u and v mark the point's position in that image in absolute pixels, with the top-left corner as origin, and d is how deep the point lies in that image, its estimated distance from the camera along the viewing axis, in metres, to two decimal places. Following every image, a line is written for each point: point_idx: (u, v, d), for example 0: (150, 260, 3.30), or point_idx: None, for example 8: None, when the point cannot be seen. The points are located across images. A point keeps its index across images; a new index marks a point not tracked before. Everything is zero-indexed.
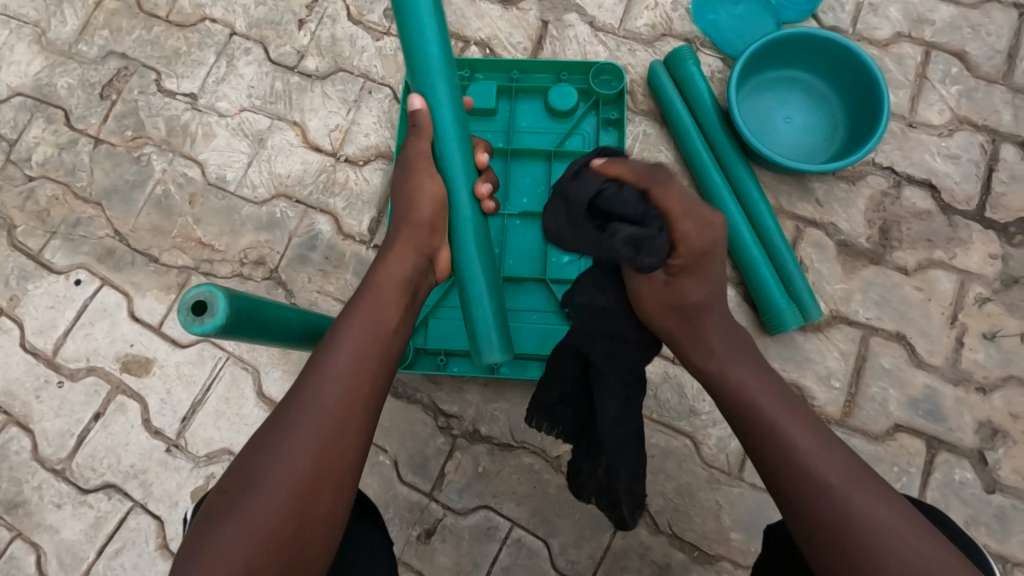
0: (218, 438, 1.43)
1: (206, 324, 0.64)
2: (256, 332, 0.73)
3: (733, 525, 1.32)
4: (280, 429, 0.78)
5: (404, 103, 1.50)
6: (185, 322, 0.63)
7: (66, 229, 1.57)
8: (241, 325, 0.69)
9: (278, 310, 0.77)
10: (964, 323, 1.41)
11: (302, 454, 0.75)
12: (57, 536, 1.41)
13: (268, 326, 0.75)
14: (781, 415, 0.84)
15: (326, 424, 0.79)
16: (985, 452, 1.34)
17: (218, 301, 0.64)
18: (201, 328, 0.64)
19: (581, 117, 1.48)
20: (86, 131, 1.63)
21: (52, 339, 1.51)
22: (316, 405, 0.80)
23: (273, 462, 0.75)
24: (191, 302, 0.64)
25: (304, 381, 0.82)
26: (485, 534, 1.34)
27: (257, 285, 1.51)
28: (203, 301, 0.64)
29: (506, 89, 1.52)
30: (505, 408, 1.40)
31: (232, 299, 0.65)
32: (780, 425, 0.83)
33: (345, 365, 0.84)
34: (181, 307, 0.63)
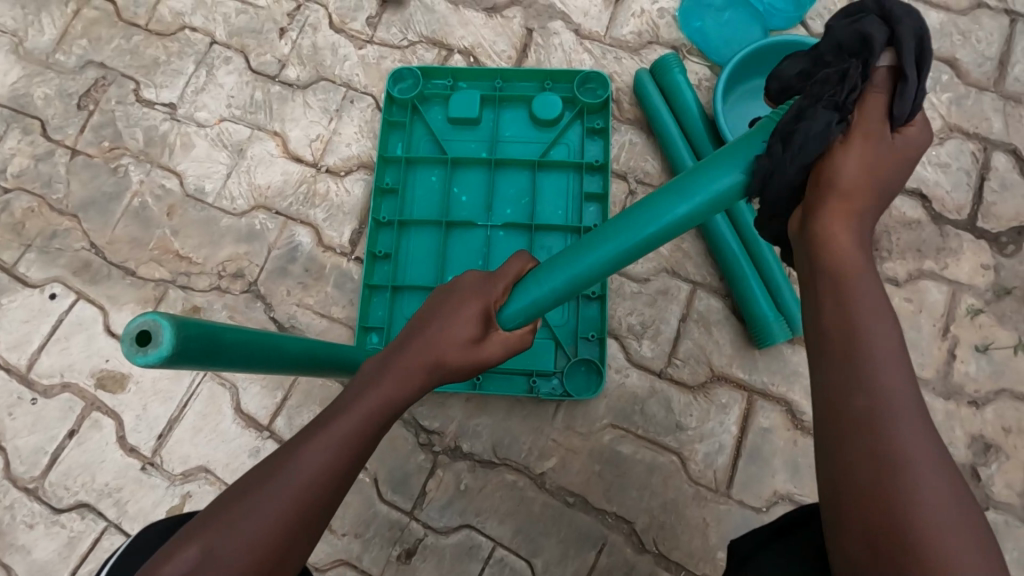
0: (195, 456, 1.39)
1: (151, 354, 0.61)
2: (212, 360, 0.70)
3: (720, 543, 1.29)
4: (254, 503, 0.64)
5: (386, 112, 1.48)
6: (129, 353, 0.60)
7: (42, 241, 1.54)
8: (193, 354, 0.66)
9: (237, 335, 0.74)
10: (955, 335, 1.38)
11: (268, 538, 0.63)
12: (28, 557, 1.38)
13: (226, 352, 0.72)
14: (893, 395, 0.61)
15: (307, 515, 0.67)
16: (977, 467, 1.32)
17: (164, 330, 0.61)
18: (146, 359, 0.61)
19: (566, 127, 1.45)
20: (63, 141, 1.61)
21: (26, 354, 1.48)
22: (303, 490, 0.66)
23: (235, 535, 0.62)
24: (136, 331, 0.61)
25: (300, 451, 0.68)
26: (467, 553, 1.31)
27: (236, 299, 1.48)
28: (149, 331, 0.61)
29: (489, 98, 1.50)
30: (488, 424, 1.37)
31: (180, 328, 0.63)
32: (875, 401, 0.60)
33: (349, 439, 0.70)
34: (125, 337, 0.60)
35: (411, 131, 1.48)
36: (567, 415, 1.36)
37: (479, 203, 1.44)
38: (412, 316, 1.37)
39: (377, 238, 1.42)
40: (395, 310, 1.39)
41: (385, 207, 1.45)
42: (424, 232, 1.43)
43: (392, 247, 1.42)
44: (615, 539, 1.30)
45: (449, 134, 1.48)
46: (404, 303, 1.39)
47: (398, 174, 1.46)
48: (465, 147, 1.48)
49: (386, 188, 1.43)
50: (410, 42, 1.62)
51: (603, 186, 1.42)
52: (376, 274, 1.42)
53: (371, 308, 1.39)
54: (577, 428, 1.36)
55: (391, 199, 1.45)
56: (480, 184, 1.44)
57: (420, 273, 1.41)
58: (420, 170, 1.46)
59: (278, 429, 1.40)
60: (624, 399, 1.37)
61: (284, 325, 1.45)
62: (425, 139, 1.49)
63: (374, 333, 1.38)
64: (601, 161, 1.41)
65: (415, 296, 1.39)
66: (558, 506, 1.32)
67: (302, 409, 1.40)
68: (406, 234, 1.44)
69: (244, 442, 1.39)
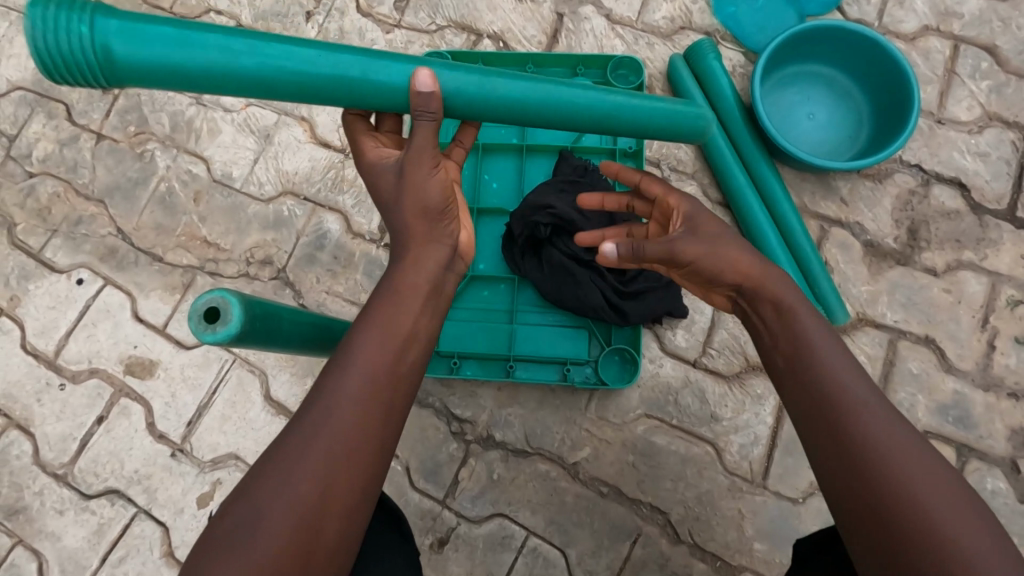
0: (224, 444, 1.38)
1: (219, 331, 0.63)
2: (263, 337, 0.73)
3: (756, 535, 1.28)
4: (299, 443, 0.66)
5: None
6: (197, 329, 0.62)
7: (67, 227, 1.53)
8: (251, 332, 0.69)
9: (286, 316, 0.77)
10: (995, 327, 1.36)
11: (313, 467, 0.65)
12: (59, 544, 1.37)
13: (277, 333, 0.75)
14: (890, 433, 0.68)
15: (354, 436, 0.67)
16: (1017, 460, 1.30)
17: (233, 308, 0.64)
18: (214, 335, 0.63)
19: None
20: (87, 126, 1.59)
21: (54, 340, 1.47)
22: (336, 412, 0.68)
23: (265, 500, 0.63)
24: (204, 309, 0.63)
25: (326, 386, 0.70)
26: (500, 543, 1.30)
27: (265, 286, 1.46)
28: (216, 308, 0.64)
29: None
30: (520, 413, 1.36)
31: (245, 306, 0.65)
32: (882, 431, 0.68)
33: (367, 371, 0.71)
34: (193, 314, 0.63)
35: None
36: (600, 405, 1.35)
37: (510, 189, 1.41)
38: None
39: None
40: None
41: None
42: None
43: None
44: (649, 530, 1.29)
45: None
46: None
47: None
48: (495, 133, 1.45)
49: None
50: (438, 26, 1.59)
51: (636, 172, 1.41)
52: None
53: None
54: (610, 418, 1.35)
55: None
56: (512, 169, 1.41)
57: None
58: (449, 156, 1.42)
59: None
60: (657, 389, 1.35)
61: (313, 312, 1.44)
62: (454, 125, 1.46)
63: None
64: (635, 148, 1.39)
65: None
66: (592, 497, 1.31)
67: None
68: None
69: (274, 430, 1.38)
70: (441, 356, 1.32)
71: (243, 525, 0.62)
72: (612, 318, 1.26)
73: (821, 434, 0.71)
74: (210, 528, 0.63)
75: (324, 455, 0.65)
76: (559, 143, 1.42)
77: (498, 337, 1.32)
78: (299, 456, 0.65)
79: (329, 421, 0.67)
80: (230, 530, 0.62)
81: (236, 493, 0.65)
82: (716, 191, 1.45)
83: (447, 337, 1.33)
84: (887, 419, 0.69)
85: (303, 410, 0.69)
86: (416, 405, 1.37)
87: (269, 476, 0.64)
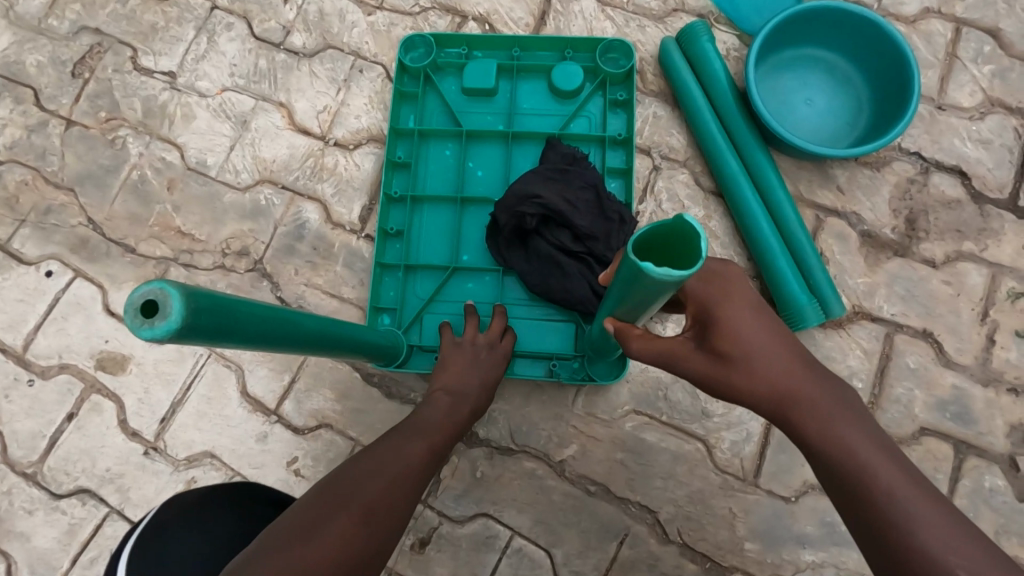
0: (199, 441, 1.34)
1: (158, 327, 0.55)
2: (222, 337, 0.65)
3: (748, 535, 1.24)
4: (321, 529, 0.70)
5: (397, 82, 1.40)
6: (132, 326, 0.54)
7: (36, 216, 1.47)
8: (203, 329, 0.60)
9: (246, 307, 0.68)
10: (995, 320, 1.32)
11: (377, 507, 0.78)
12: (28, 545, 1.33)
13: (235, 329, 0.66)
14: (904, 496, 0.67)
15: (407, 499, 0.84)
16: (1016, 457, 1.26)
17: (171, 300, 0.55)
18: (151, 331, 0.55)
19: (588, 98, 1.37)
20: (57, 112, 1.52)
21: (22, 334, 1.41)
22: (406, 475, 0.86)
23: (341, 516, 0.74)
24: (140, 302, 0.55)
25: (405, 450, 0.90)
26: (484, 543, 1.26)
27: (241, 278, 1.41)
28: (154, 300, 0.55)
29: (507, 69, 1.41)
30: (505, 409, 1.31)
31: (189, 297, 0.57)
32: (905, 497, 0.67)
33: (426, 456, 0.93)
34: (127, 308, 0.54)
35: (424, 102, 1.41)
36: (588, 401, 1.31)
37: (495, 178, 1.37)
38: (426, 296, 1.31)
39: (389, 215, 1.34)
40: (408, 290, 1.32)
41: (396, 183, 1.38)
42: (439, 209, 1.35)
43: (404, 224, 1.34)
44: (638, 530, 1.25)
45: (464, 107, 1.41)
46: (417, 283, 1.32)
47: (410, 148, 1.38)
48: (480, 120, 1.40)
49: (397, 161, 1.35)
50: (421, 7, 1.53)
51: (626, 161, 1.35)
52: (387, 252, 1.34)
53: (382, 287, 1.32)
54: (598, 414, 1.30)
55: (402, 174, 1.37)
56: (497, 158, 1.37)
57: (434, 251, 1.34)
58: (433, 144, 1.39)
59: (286, 413, 1.34)
60: (647, 385, 1.31)
61: (291, 305, 1.39)
62: (438, 112, 1.41)
63: (385, 314, 1.31)
64: (624, 135, 1.33)
65: (430, 275, 1.32)
66: (579, 496, 1.27)
67: (310, 393, 1.34)
68: (418, 210, 1.36)
69: (250, 428, 1.34)
70: (423, 350, 1.28)
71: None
72: (601, 312, 1.23)
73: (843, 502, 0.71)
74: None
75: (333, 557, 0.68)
76: (546, 129, 1.37)
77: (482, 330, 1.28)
78: (314, 542, 0.68)
79: (353, 527, 0.73)
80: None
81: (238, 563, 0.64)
82: (708, 179, 1.40)
83: (430, 330, 1.29)
84: (875, 450, 0.72)
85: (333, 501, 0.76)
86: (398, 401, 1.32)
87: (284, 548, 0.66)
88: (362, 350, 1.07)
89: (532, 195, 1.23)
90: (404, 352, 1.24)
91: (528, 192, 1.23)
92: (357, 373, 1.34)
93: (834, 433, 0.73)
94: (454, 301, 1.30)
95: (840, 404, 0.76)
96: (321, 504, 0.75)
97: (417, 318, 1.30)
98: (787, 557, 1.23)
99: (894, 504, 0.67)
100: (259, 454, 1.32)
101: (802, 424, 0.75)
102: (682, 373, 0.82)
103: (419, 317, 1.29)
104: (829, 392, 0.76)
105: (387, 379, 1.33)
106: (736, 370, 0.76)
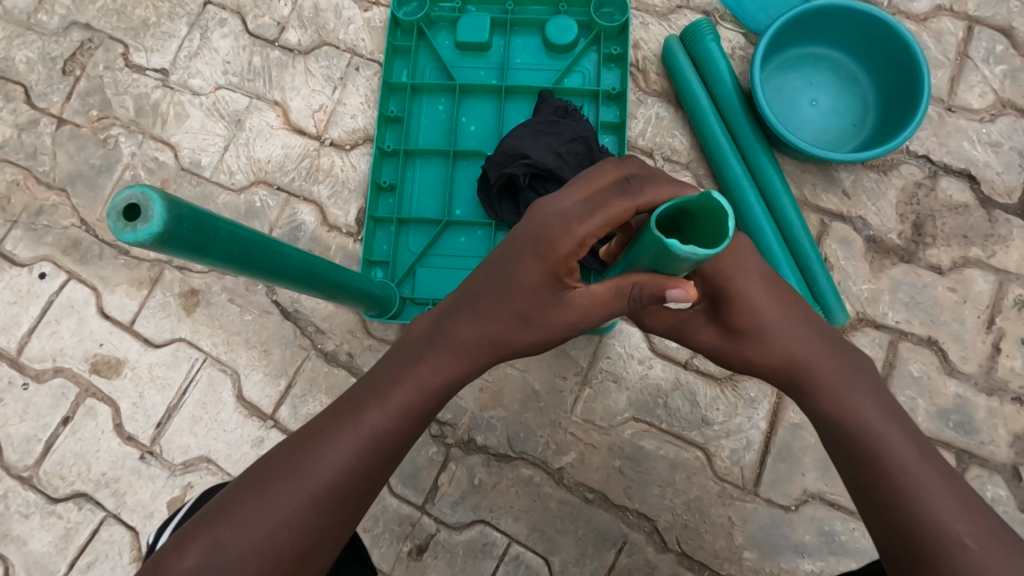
0: (195, 446, 1.33)
1: (140, 232, 0.56)
2: (204, 250, 0.66)
3: (746, 543, 1.24)
4: (299, 473, 0.69)
5: (390, 36, 1.41)
6: (115, 228, 0.55)
7: (27, 217, 1.45)
8: (186, 238, 0.61)
9: (229, 226, 0.69)
10: (1000, 328, 1.30)
11: (293, 528, 0.67)
12: (25, 548, 1.32)
13: (218, 245, 0.68)
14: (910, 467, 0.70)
15: (341, 509, 0.70)
16: (1019, 466, 1.25)
17: (153, 204, 0.56)
18: (134, 236, 0.56)
19: (581, 53, 1.38)
20: (47, 110, 1.50)
21: (16, 337, 1.40)
22: (336, 482, 0.70)
23: (250, 538, 0.65)
24: (122, 206, 0.56)
25: (333, 437, 0.72)
26: (480, 550, 1.26)
27: (236, 282, 1.38)
28: (137, 205, 0.56)
29: (500, 23, 1.42)
30: (502, 416, 1.30)
31: (172, 205, 0.58)
32: (916, 465, 0.70)
33: (380, 442, 0.73)
34: (110, 211, 0.55)
35: (417, 56, 1.41)
36: (587, 408, 1.30)
37: (488, 132, 1.38)
38: (419, 250, 1.33)
39: (381, 169, 1.36)
40: (400, 244, 1.34)
41: (389, 138, 1.39)
42: (431, 163, 1.37)
43: (397, 178, 1.36)
44: (635, 538, 1.24)
45: (457, 61, 1.41)
46: (409, 236, 1.34)
47: (403, 102, 1.39)
48: (474, 75, 1.41)
49: (390, 115, 1.37)
50: None
51: (620, 116, 1.36)
52: (380, 207, 1.36)
53: (375, 242, 1.34)
54: (596, 421, 1.29)
55: (395, 129, 1.39)
56: (490, 113, 1.38)
57: (427, 206, 1.36)
58: (426, 99, 1.40)
59: (282, 418, 1.33)
60: (646, 392, 1.29)
61: (286, 309, 1.37)
62: (431, 65, 1.42)
63: (378, 268, 1.33)
64: (619, 89, 1.34)
65: (422, 229, 1.34)
66: (577, 503, 1.26)
67: (306, 398, 1.33)
68: (411, 164, 1.37)
69: (246, 433, 1.32)
70: (415, 302, 1.30)
71: (211, 556, 0.64)
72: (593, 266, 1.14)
73: (853, 470, 0.74)
74: (183, 539, 0.66)
75: (312, 500, 0.68)
76: (539, 84, 1.38)
77: None
78: (290, 491, 0.68)
79: (335, 469, 0.70)
80: (190, 567, 0.64)
81: (225, 506, 0.68)
82: (711, 182, 1.37)
83: (423, 283, 1.31)
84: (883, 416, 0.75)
85: (320, 433, 0.73)
86: None
87: (212, 540, 0.65)
88: (350, 295, 1.09)
89: (521, 153, 1.22)
90: (397, 303, 1.27)
91: (517, 151, 1.23)
92: (354, 378, 1.33)
93: (845, 405, 0.76)
94: (447, 256, 1.32)
95: (854, 376, 0.78)
96: (309, 436, 0.73)
97: (409, 272, 1.32)
98: (785, 566, 1.22)
99: (908, 476, 0.69)
100: (254, 459, 1.31)
101: (818, 395, 0.78)
102: (692, 343, 0.86)
103: (412, 271, 1.31)
104: (846, 362, 0.80)
105: None
106: (745, 342, 0.80)
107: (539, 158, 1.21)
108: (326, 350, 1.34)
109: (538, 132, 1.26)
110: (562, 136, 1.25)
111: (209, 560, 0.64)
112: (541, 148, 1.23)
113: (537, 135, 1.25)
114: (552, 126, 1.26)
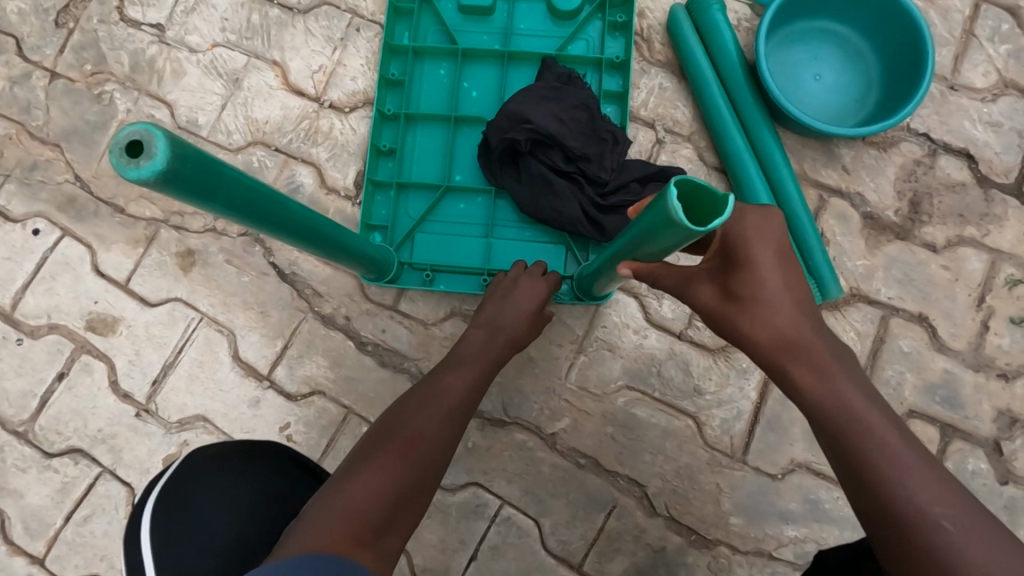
0: (191, 404, 1.34)
1: (143, 168, 0.56)
2: (207, 195, 0.66)
3: (733, 510, 1.26)
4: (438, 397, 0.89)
5: None
6: (119, 164, 0.56)
7: (21, 172, 1.43)
8: (189, 180, 0.61)
9: (233, 172, 0.69)
10: (990, 306, 1.32)
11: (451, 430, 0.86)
12: (21, 502, 1.33)
13: (220, 190, 0.67)
14: (913, 456, 0.65)
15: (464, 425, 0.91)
16: (1000, 441, 1.28)
17: (156, 141, 0.56)
18: (137, 172, 0.56)
19: (586, 20, 1.36)
20: (40, 63, 1.47)
21: (10, 292, 1.39)
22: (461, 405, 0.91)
23: (431, 430, 0.83)
24: (126, 143, 0.56)
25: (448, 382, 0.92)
26: (473, 511, 1.28)
27: (232, 242, 1.38)
28: (140, 142, 0.56)
29: None
30: (497, 382, 1.31)
31: (174, 143, 0.57)
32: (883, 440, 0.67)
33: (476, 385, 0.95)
34: (113, 147, 0.56)
35: (419, 18, 1.39)
36: (581, 376, 1.31)
37: (490, 98, 1.37)
38: (418, 215, 1.32)
39: (381, 133, 1.35)
40: (399, 209, 1.33)
41: (390, 101, 1.38)
42: (432, 128, 1.36)
43: (396, 142, 1.35)
44: (625, 502, 1.27)
45: (460, 25, 1.39)
46: (408, 201, 1.33)
47: (405, 65, 1.38)
48: (476, 39, 1.39)
49: (391, 78, 1.35)
50: None
51: (623, 85, 1.35)
52: (379, 170, 1.35)
53: (374, 206, 1.33)
54: (591, 389, 1.31)
55: (396, 92, 1.38)
56: (492, 79, 1.37)
57: (426, 171, 1.35)
58: (428, 62, 1.38)
59: (278, 379, 1.33)
60: (641, 360, 1.31)
61: (284, 271, 1.36)
62: (433, 28, 1.40)
63: (377, 232, 1.33)
64: (622, 58, 1.33)
65: (422, 194, 1.33)
66: (569, 468, 1.29)
67: (303, 359, 1.34)
68: (411, 129, 1.36)
69: (242, 393, 1.33)
70: (414, 267, 1.30)
71: (407, 443, 0.80)
72: (591, 232, 1.25)
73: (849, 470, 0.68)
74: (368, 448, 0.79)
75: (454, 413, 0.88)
76: (543, 50, 1.36)
77: (472, 252, 1.31)
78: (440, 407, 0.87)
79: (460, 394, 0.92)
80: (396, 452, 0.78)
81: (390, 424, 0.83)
82: (712, 155, 1.37)
83: (421, 249, 1.31)
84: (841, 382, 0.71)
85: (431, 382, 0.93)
86: (391, 370, 1.32)
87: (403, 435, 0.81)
88: (352, 256, 1.09)
89: (523, 118, 1.22)
90: (395, 268, 1.27)
91: (520, 114, 1.22)
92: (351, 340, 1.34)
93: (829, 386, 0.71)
94: (446, 222, 1.32)
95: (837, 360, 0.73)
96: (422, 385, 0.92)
97: (408, 237, 1.32)
98: (771, 532, 1.25)
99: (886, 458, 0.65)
100: (250, 419, 1.32)
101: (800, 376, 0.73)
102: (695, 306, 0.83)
103: (411, 236, 1.31)
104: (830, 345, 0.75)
105: (381, 348, 1.33)
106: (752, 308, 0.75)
107: (543, 124, 1.21)
108: (323, 313, 1.35)
109: (542, 95, 1.25)
110: (568, 99, 1.25)
111: (408, 446, 0.79)
112: (545, 112, 1.23)
113: (542, 99, 1.24)
114: (554, 88, 1.26)
